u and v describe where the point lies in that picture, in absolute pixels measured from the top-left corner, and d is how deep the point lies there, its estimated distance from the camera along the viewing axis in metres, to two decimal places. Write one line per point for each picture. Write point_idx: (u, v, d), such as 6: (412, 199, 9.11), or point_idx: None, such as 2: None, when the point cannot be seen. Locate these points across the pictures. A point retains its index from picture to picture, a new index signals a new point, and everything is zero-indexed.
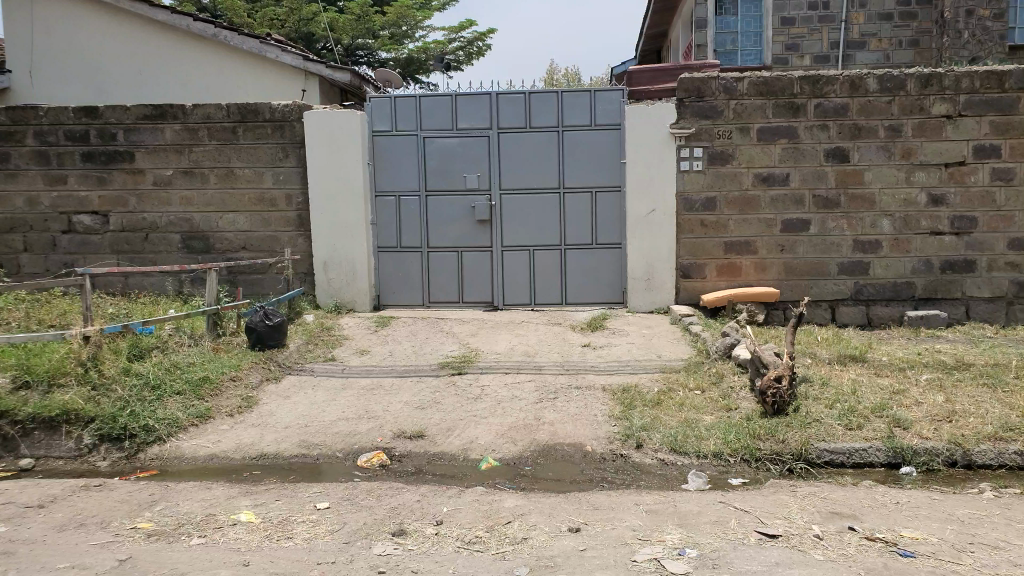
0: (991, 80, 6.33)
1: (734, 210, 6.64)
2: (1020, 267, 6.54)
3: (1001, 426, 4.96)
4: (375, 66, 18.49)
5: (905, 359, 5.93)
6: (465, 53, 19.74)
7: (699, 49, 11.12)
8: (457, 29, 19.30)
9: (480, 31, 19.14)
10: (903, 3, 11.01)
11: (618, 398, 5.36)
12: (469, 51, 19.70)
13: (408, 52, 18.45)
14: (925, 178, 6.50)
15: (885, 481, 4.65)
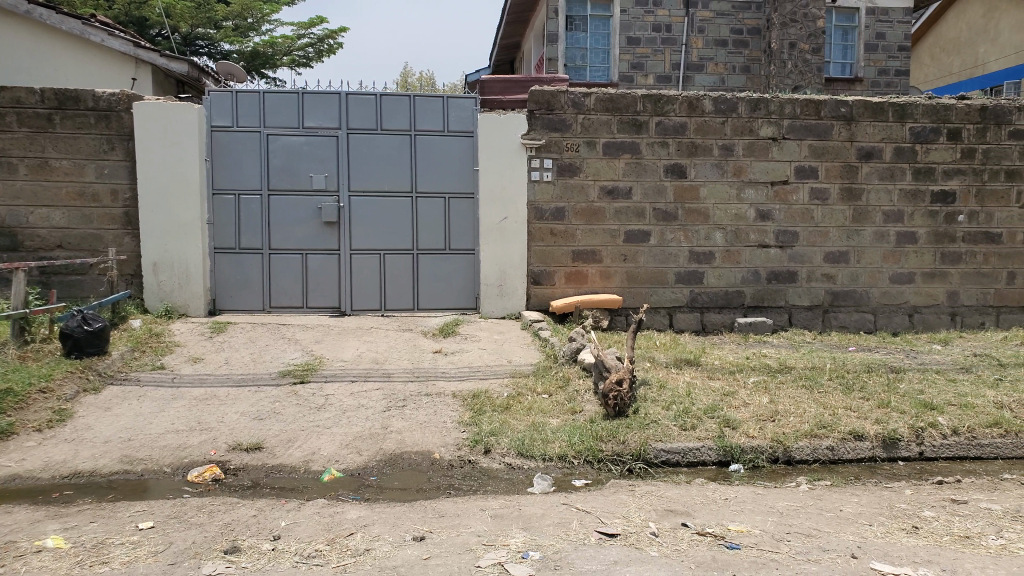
0: (810, 107, 6.93)
1: (582, 220, 6.87)
2: (834, 278, 7.18)
3: (816, 424, 5.42)
4: (216, 58, 17.78)
5: (735, 363, 6.35)
6: (315, 50, 19.37)
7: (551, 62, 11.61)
8: (308, 25, 18.85)
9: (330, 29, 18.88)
10: (736, 32, 11.92)
11: (466, 405, 5.37)
12: (319, 49, 19.35)
13: (253, 46, 17.99)
14: (753, 195, 7.02)
15: (716, 478, 4.94)
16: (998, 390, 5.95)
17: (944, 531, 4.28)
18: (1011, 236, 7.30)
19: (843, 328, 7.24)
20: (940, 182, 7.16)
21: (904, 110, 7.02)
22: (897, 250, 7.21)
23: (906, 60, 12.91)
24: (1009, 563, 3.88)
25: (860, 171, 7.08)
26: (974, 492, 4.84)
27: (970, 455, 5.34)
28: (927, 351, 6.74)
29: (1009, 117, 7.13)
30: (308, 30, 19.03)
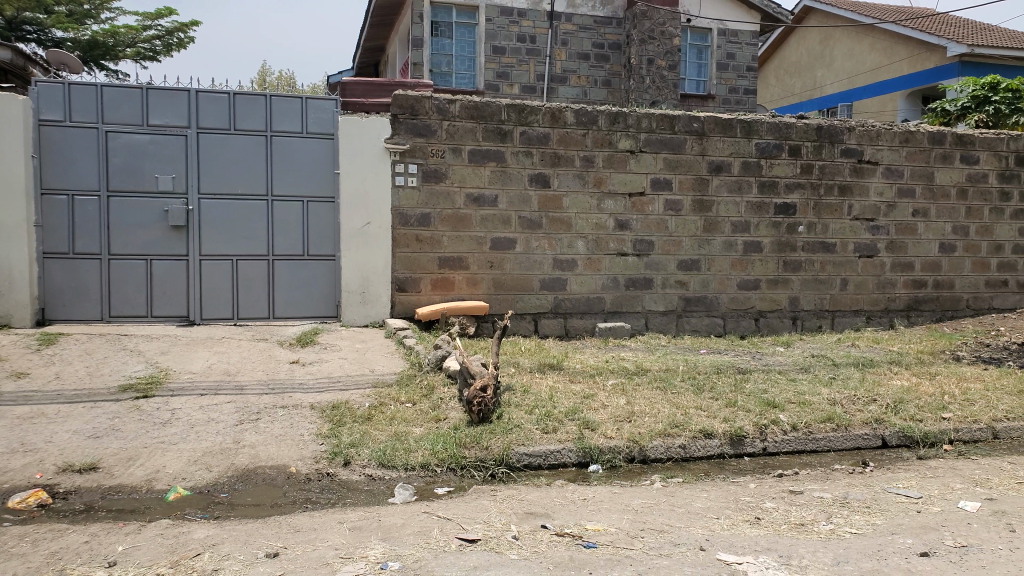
0: (664, 122, 7.29)
1: (447, 226, 6.89)
2: (688, 284, 7.58)
3: (669, 423, 5.69)
4: (49, 46, 16.50)
5: (595, 367, 6.56)
6: (163, 43, 18.36)
7: (416, 66, 11.80)
8: (156, 16, 17.79)
9: (180, 22, 17.97)
10: (598, 46, 12.43)
11: (326, 416, 5.24)
12: (168, 42, 18.37)
13: (92, 35, 16.86)
14: (613, 205, 7.29)
15: (576, 479, 5.08)
16: (832, 388, 6.48)
17: (782, 520, 4.60)
18: (843, 246, 7.97)
19: (696, 332, 7.65)
20: (782, 195, 7.72)
21: (750, 127, 7.51)
22: (744, 258, 7.70)
23: (753, 80, 13.86)
24: (838, 546, 4.23)
25: (711, 184, 7.51)
26: (809, 483, 5.25)
27: (807, 448, 5.78)
28: (771, 353, 7.25)
29: (841, 136, 7.79)
30: (157, 21, 18.01)
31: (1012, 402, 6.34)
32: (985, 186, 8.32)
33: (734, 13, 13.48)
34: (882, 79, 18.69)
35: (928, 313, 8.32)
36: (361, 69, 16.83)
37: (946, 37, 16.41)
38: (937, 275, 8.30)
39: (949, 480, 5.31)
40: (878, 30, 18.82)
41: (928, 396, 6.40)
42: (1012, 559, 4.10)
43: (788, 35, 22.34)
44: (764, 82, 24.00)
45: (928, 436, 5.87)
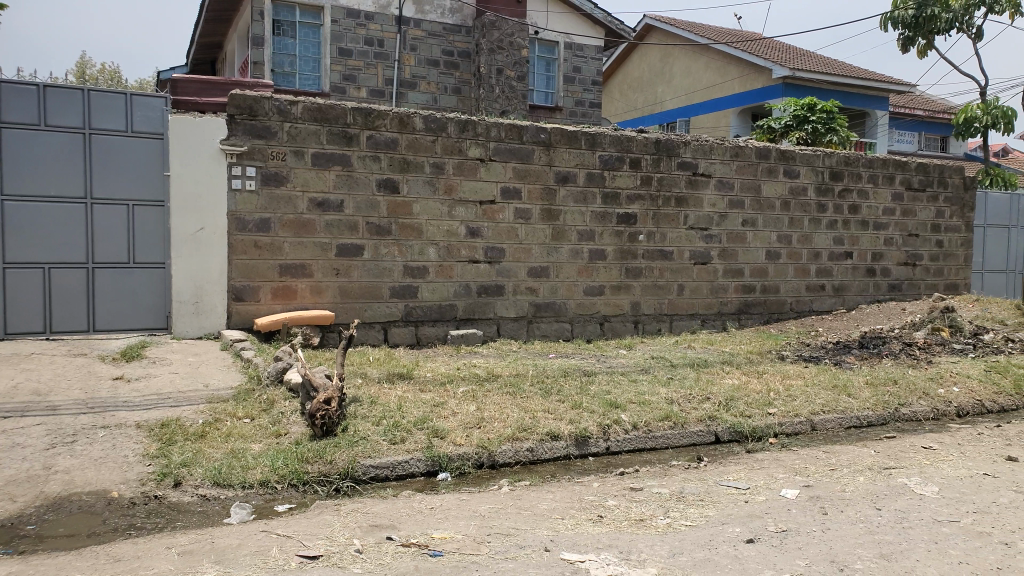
0: (513, 132, 7.43)
1: (289, 232, 6.66)
2: (537, 290, 7.76)
3: (518, 427, 5.79)
4: None
5: (446, 374, 6.57)
6: None
7: (256, 65, 11.43)
8: None
9: None
10: (447, 54, 12.73)
11: (153, 435, 4.90)
12: None
13: None
14: (464, 213, 7.34)
15: (423, 488, 5.05)
16: (669, 388, 6.84)
17: (623, 517, 4.79)
18: (680, 254, 8.45)
19: (545, 337, 7.84)
20: (624, 206, 8.08)
21: (593, 140, 7.80)
22: (590, 265, 7.99)
23: (598, 94, 14.47)
24: (673, 539, 4.45)
25: (558, 194, 7.74)
26: (648, 479, 5.50)
27: (647, 446, 6.06)
28: (615, 356, 7.56)
29: (678, 150, 8.26)
30: None
31: (828, 396, 6.97)
32: (805, 199, 9.10)
33: (580, 27, 14.08)
34: (716, 96, 20.05)
35: (756, 315, 8.98)
36: (196, 66, 16.00)
37: (772, 60, 17.88)
38: (764, 281, 8.99)
39: (772, 470, 5.75)
40: (712, 51, 20.19)
41: (756, 392, 6.90)
42: (825, 539, 4.49)
43: (631, 51, 23.45)
44: (609, 95, 25.03)
45: (755, 431, 6.32)
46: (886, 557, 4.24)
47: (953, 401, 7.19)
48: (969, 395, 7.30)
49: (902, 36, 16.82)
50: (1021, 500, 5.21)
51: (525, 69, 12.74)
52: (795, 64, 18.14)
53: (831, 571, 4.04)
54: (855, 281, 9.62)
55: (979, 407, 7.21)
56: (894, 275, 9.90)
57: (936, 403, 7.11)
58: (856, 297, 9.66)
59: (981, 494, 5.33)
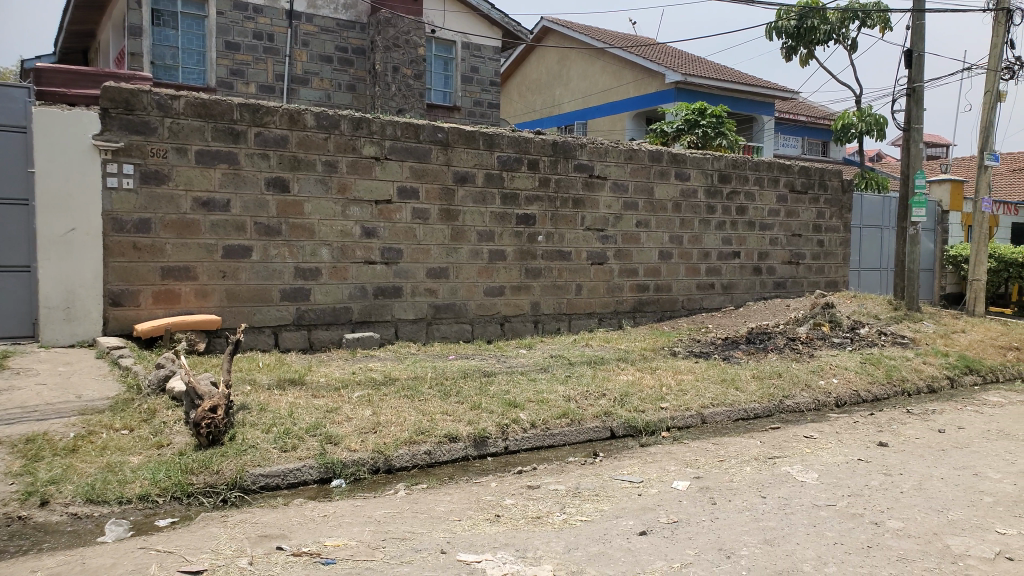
0: (409, 131, 7.38)
1: (171, 233, 6.37)
2: (436, 292, 7.72)
3: (415, 431, 5.73)
4: None
5: (341, 379, 6.43)
6: None
7: (134, 57, 10.92)
8: None
9: None
10: (341, 50, 12.59)
11: (18, 452, 4.57)
12: None
13: None
14: (358, 213, 7.22)
15: (316, 496, 4.92)
16: (567, 385, 6.94)
17: (520, 515, 4.81)
18: (578, 254, 8.60)
19: (444, 339, 7.80)
20: (523, 207, 8.15)
21: (491, 140, 7.83)
22: (489, 266, 8.02)
23: (496, 95, 14.61)
24: (568, 535, 4.50)
25: (456, 194, 7.73)
26: (545, 476, 5.56)
27: (545, 444, 6.13)
28: (515, 355, 7.61)
29: (574, 152, 8.40)
30: None
31: (717, 390, 7.25)
32: (696, 200, 9.44)
33: (477, 26, 14.21)
34: (612, 99, 20.57)
35: (651, 313, 9.26)
36: (67, 56, 15.09)
37: (665, 65, 18.51)
38: (657, 280, 9.27)
39: (665, 463, 5.93)
40: (607, 55, 20.70)
41: (650, 388, 7.11)
42: (714, 528, 4.66)
43: (529, 53, 23.72)
44: (508, 96, 25.21)
45: (649, 425, 6.51)
46: (769, 542, 4.45)
47: (832, 391, 7.63)
48: (846, 386, 7.78)
49: (785, 46, 17.72)
50: (890, 482, 5.58)
51: (422, 67, 12.83)
52: (686, 70, 18.85)
53: (718, 558, 4.19)
54: (743, 280, 10.06)
55: (856, 397, 7.68)
56: (779, 273, 10.41)
57: (817, 395, 7.52)
58: (744, 295, 10.10)
59: (855, 479, 5.66)
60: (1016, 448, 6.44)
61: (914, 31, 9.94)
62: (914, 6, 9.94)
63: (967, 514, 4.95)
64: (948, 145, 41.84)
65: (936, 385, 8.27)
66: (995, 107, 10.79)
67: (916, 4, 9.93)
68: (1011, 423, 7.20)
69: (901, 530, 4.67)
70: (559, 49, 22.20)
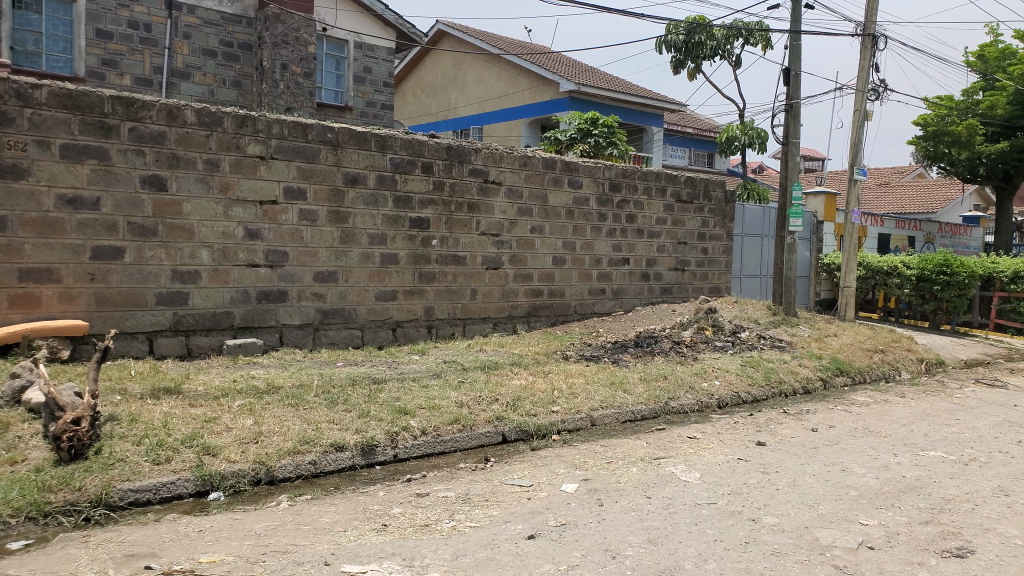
0: (297, 130, 7.18)
1: (31, 233, 5.93)
2: (324, 296, 7.52)
3: (300, 440, 5.55)
4: None
5: (221, 388, 6.15)
6: None
7: None
8: None
9: None
10: (225, 45, 12.15)
11: None
12: None
13: None
14: (241, 213, 6.96)
15: (191, 511, 4.67)
16: (459, 391, 6.91)
17: (407, 524, 4.73)
18: (472, 259, 8.60)
19: (333, 345, 7.62)
20: (416, 210, 8.08)
21: (383, 142, 7.73)
22: (381, 270, 7.89)
23: (389, 96, 14.52)
24: (457, 541, 4.47)
25: (346, 196, 7.57)
26: (435, 483, 5.50)
27: (435, 450, 6.07)
28: (406, 361, 7.52)
29: (468, 157, 8.40)
30: None
31: (606, 393, 7.42)
32: (587, 208, 9.64)
33: (369, 27, 14.10)
34: (508, 106, 20.80)
35: (544, 318, 9.38)
36: None
37: (560, 74, 18.92)
38: (551, 285, 9.39)
39: (554, 466, 5.99)
40: (503, 61, 20.90)
41: (541, 391, 7.19)
42: (600, 529, 4.74)
43: (424, 56, 23.61)
44: (401, 98, 24.97)
45: (539, 429, 6.57)
46: (653, 541, 4.57)
47: (715, 393, 7.96)
48: (728, 387, 8.13)
49: (674, 60, 18.42)
50: (766, 480, 5.86)
51: (311, 65, 12.57)
52: (580, 80, 19.32)
53: (604, 559, 4.26)
54: (632, 285, 10.35)
55: (736, 398, 8.05)
56: (666, 279, 10.77)
57: (700, 396, 7.83)
58: (634, 300, 10.39)
59: (735, 477, 5.91)
60: (879, 444, 6.91)
61: (791, 51, 10.53)
62: (791, 27, 10.53)
63: (835, 507, 5.26)
64: (823, 159, 44.71)
65: (810, 386, 8.77)
66: (862, 126, 11.57)
67: (793, 26, 10.53)
68: (876, 421, 7.73)
69: (775, 525, 4.89)
70: (454, 53, 22.24)
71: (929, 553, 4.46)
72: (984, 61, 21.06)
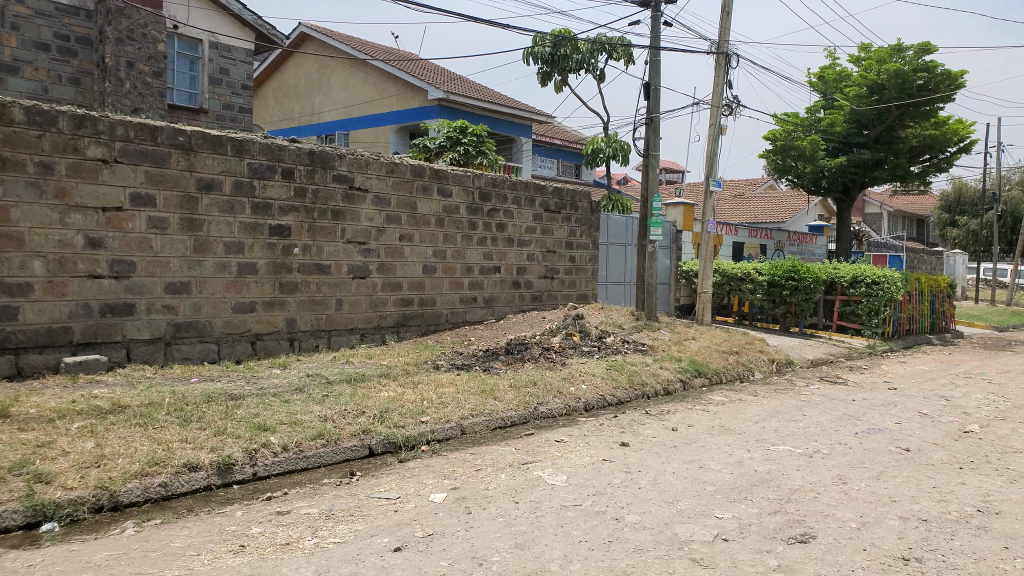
0: (144, 132, 6.83)
1: None
2: (176, 309, 7.12)
3: (148, 462, 5.20)
4: None
5: (56, 409, 5.68)
6: None
7: None
8: None
9: None
10: (61, 38, 11.33)
11: None
12: None
13: None
14: (80, 221, 6.52)
15: (20, 544, 4.28)
16: (324, 405, 6.72)
17: (267, 543, 4.54)
18: (338, 268, 8.42)
19: (186, 360, 7.21)
20: (276, 217, 7.83)
21: (240, 146, 7.46)
22: (238, 280, 7.57)
23: (248, 99, 14.04)
24: (319, 558, 4.33)
25: (200, 202, 7.23)
26: (296, 501, 5.31)
27: (298, 467, 5.87)
28: (267, 376, 7.24)
29: (332, 163, 8.25)
30: None
31: (476, 401, 7.45)
32: (457, 216, 9.67)
33: (226, 27, 13.69)
34: (374, 111, 20.58)
35: (414, 327, 9.32)
36: None
37: (427, 81, 18.94)
38: (421, 294, 9.34)
39: (423, 477, 5.94)
40: (369, 66, 20.69)
41: (410, 402, 7.11)
42: (468, 537, 4.74)
43: (286, 59, 22.96)
44: (261, 101, 24.14)
45: (408, 440, 6.51)
46: (519, 545, 4.62)
47: (581, 397, 8.19)
48: (594, 391, 8.39)
49: (542, 71, 18.90)
50: (629, 479, 6.08)
51: (162, 64, 11.93)
52: (448, 87, 19.43)
53: (470, 567, 4.26)
54: (503, 293, 10.47)
55: (602, 401, 8.31)
56: (536, 287, 10.98)
57: (568, 400, 8.02)
58: (504, 308, 10.51)
59: (599, 478, 6.09)
60: (733, 441, 7.33)
61: (651, 67, 11.04)
62: (650, 44, 11.06)
63: (693, 503, 5.52)
64: (681, 172, 47.56)
65: (671, 387, 9.20)
66: (717, 140, 12.29)
67: (651, 43, 11.05)
68: (730, 418, 8.21)
69: (637, 523, 5.08)
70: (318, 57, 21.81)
71: (776, 541, 4.77)
72: (824, 82, 23.01)
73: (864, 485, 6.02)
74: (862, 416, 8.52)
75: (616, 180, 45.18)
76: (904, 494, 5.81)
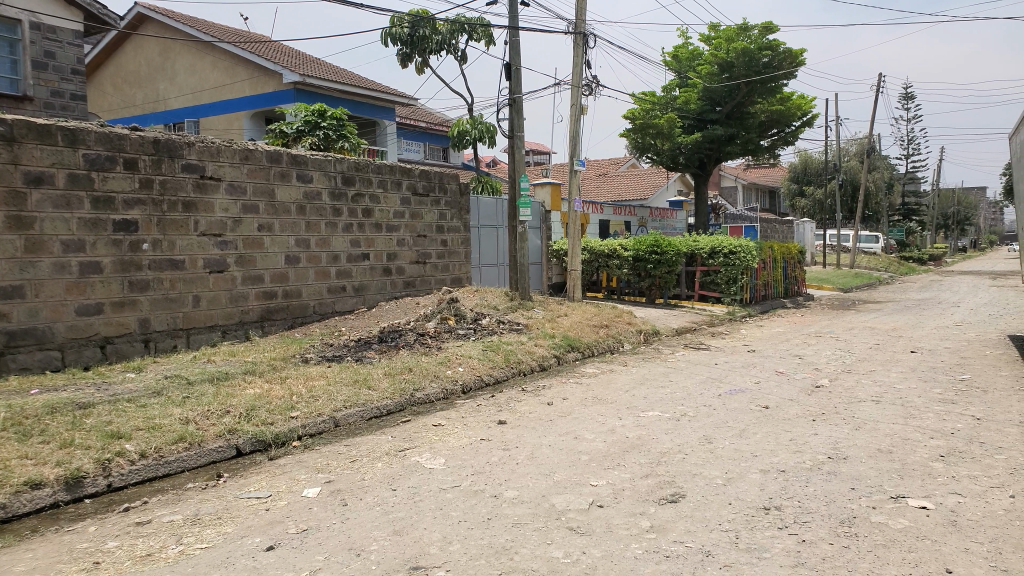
0: None
1: None
2: (8, 315, 6.54)
3: None
4: None
5: None
6: None
7: None
8: None
9: None
10: None
11: None
12: None
13: None
14: None
15: None
16: (184, 407, 6.38)
17: (125, 557, 4.26)
18: (192, 263, 8.00)
19: (25, 371, 6.65)
20: (119, 211, 7.33)
21: (73, 136, 6.95)
22: (80, 281, 7.04)
23: (80, 85, 13.07)
24: (184, 567, 4.13)
25: (29, 198, 6.67)
26: (158, 509, 5.02)
27: (158, 474, 5.57)
28: (119, 381, 6.79)
29: (180, 151, 7.83)
30: None
31: (350, 392, 7.31)
32: (320, 203, 9.41)
33: (49, 7, 12.67)
34: (226, 97, 19.64)
35: (280, 321, 9.04)
36: None
37: (281, 64, 18.25)
38: (285, 286, 9.05)
39: (295, 473, 5.78)
40: (218, 49, 19.70)
41: (278, 399, 6.88)
42: (344, 529, 4.66)
43: (124, 42, 21.49)
44: (99, 89, 22.54)
45: (278, 437, 6.31)
46: (397, 532, 4.59)
47: (458, 379, 8.24)
48: (471, 372, 8.46)
49: (402, 52, 18.66)
50: (507, 456, 6.17)
51: None
52: (304, 70, 18.79)
53: (348, 558, 4.19)
54: (373, 280, 10.31)
55: (479, 381, 8.40)
56: (407, 272, 10.89)
57: (445, 384, 8.04)
58: (375, 296, 10.37)
59: (478, 458, 6.15)
60: (606, 410, 7.60)
61: (510, 47, 11.11)
62: (509, 24, 11.13)
63: (569, 473, 5.68)
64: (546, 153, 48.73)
65: (546, 363, 9.42)
66: (578, 120, 12.58)
67: (510, 23, 11.12)
68: (603, 389, 8.51)
69: (514, 498, 5.17)
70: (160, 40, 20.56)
71: (649, 504, 4.99)
72: (678, 61, 24.00)
73: (727, 443, 6.41)
74: (724, 378, 9.07)
75: (484, 162, 45.62)
76: (763, 448, 6.22)
